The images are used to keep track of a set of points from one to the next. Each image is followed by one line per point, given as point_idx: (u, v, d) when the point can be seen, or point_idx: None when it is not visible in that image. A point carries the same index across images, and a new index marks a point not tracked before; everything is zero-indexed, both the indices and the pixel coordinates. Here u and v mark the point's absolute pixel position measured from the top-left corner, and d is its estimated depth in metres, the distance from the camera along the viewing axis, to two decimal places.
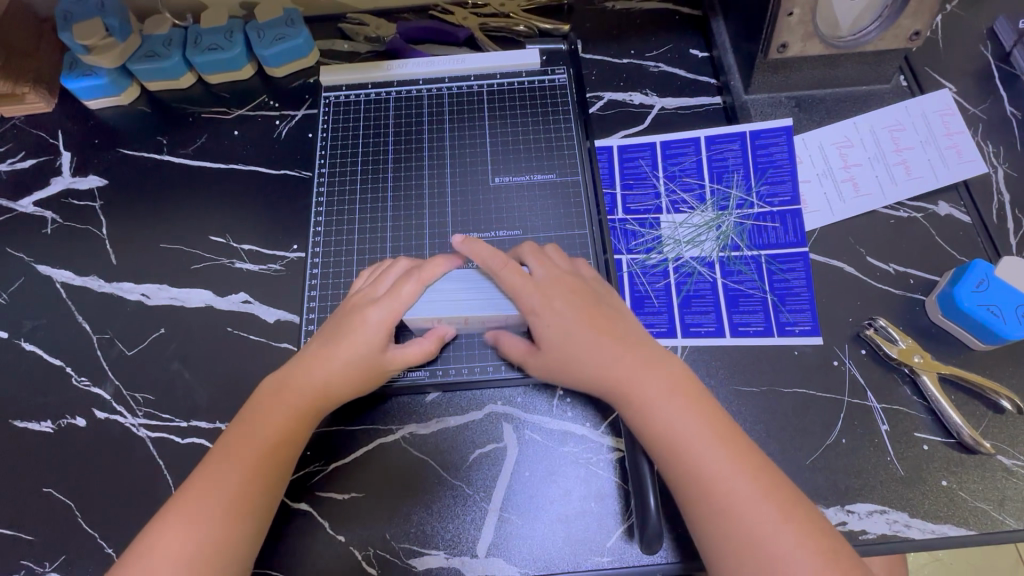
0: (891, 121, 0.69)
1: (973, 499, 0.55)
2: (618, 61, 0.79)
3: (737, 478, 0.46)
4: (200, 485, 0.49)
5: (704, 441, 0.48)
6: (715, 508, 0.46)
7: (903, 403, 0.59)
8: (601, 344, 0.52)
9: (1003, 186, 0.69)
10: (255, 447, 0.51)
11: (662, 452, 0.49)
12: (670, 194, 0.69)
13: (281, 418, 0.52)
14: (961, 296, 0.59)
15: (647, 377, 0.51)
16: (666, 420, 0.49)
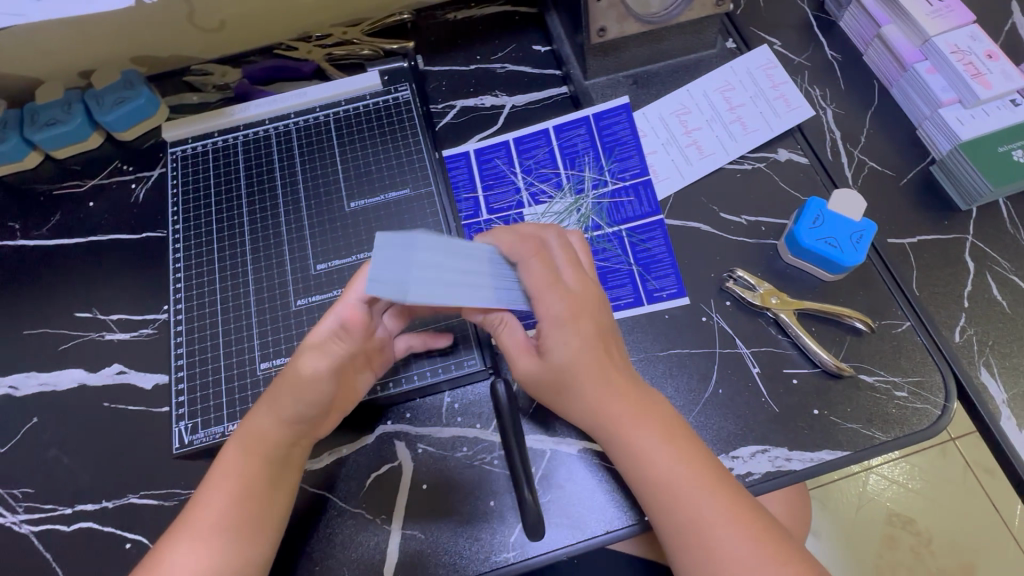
0: (720, 83, 0.73)
1: (844, 421, 0.59)
2: (466, 69, 0.81)
3: (721, 524, 0.46)
4: (205, 499, 0.49)
5: (694, 485, 0.48)
6: (701, 549, 0.46)
7: (770, 344, 0.62)
8: (607, 381, 0.51)
9: (833, 124, 0.74)
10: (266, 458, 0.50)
11: (653, 496, 0.48)
12: (530, 187, 0.71)
13: (279, 434, 0.51)
14: (801, 234, 0.63)
15: (643, 417, 0.50)
16: (660, 457, 0.49)
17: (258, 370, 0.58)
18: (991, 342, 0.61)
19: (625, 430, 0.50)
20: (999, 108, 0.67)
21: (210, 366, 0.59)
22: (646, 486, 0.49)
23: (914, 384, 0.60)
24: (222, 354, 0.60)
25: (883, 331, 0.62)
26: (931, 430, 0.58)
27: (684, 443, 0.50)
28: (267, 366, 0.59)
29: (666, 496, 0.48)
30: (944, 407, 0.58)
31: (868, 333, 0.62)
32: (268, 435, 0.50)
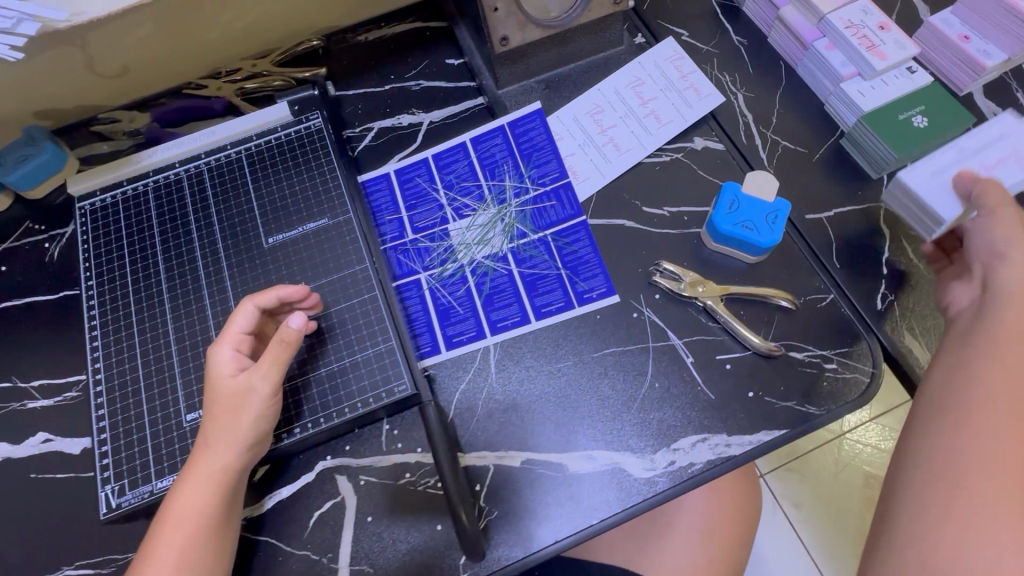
0: (630, 80, 0.74)
1: (779, 400, 0.59)
2: (382, 90, 0.80)
3: (1002, 518, 0.45)
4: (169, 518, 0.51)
5: (1015, 463, 0.46)
6: (933, 521, 0.46)
7: (702, 332, 0.62)
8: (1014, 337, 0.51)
9: (745, 108, 0.75)
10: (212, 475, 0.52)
11: (955, 449, 0.48)
12: (452, 202, 0.70)
13: (218, 466, 0.52)
14: (719, 220, 0.63)
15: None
16: (1008, 444, 0.47)
17: (184, 422, 0.57)
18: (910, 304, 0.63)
19: (1006, 375, 0.49)
20: (896, 77, 0.69)
21: (134, 423, 0.57)
22: (953, 424, 0.49)
23: (842, 355, 0.61)
24: (146, 410, 0.58)
25: (808, 306, 0.63)
26: (862, 398, 0.59)
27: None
28: (193, 416, 0.57)
29: (968, 461, 0.47)
30: (872, 374, 0.60)
31: (794, 310, 0.63)
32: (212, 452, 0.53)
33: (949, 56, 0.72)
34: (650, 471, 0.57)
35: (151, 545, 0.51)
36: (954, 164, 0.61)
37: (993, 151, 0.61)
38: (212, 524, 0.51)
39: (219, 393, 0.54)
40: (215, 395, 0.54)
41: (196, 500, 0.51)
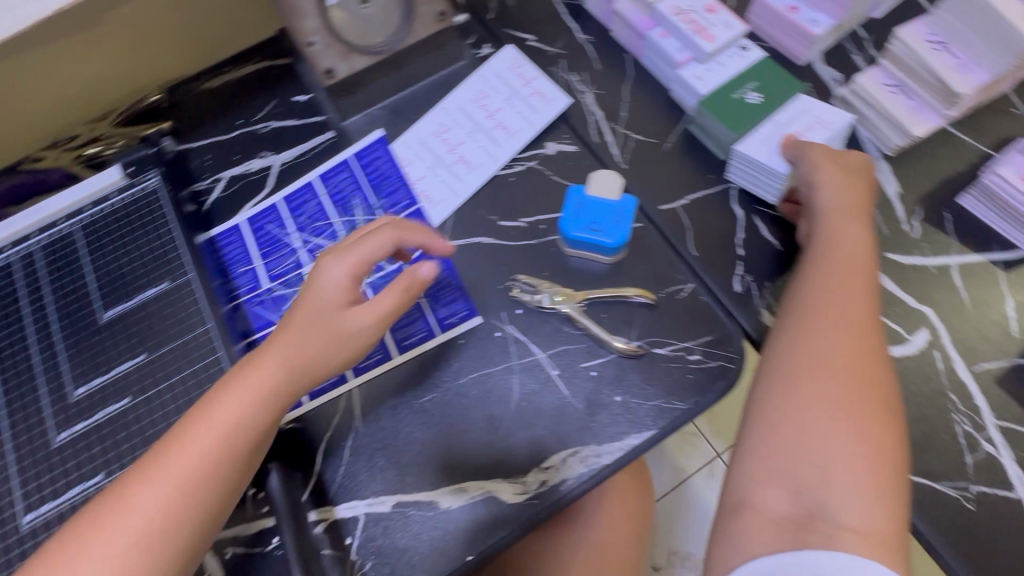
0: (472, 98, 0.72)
1: (647, 401, 0.58)
2: (230, 136, 0.77)
3: (838, 415, 0.45)
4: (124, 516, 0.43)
5: (853, 358, 0.47)
6: (779, 420, 0.47)
7: (567, 342, 0.61)
8: (847, 254, 0.52)
9: (594, 106, 0.74)
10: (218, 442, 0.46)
11: (790, 351, 0.48)
12: (306, 244, 0.68)
13: (193, 463, 0.45)
14: (567, 226, 0.63)
15: (856, 286, 0.50)
16: (844, 344, 0.47)
17: (21, 525, 0.53)
18: (768, 281, 0.63)
19: (827, 287, 0.50)
20: (731, 57, 0.70)
21: None
22: (788, 333, 0.50)
23: (705, 344, 0.60)
24: None
25: (669, 299, 0.62)
26: (727, 385, 0.58)
27: (865, 315, 0.49)
28: (31, 517, 0.53)
29: (808, 360, 0.47)
30: (736, 358, 0.59)
31: (655, 306, 0.62)
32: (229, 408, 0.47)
33: (782, 29, 0.72)
34: (522, 494, 0.55)
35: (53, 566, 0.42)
36: (775, 133, 0.64)
37: (801, 120, 0.65)
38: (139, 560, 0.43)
39: (260, 378, 0.49)
40: (292, 342, 0.50)
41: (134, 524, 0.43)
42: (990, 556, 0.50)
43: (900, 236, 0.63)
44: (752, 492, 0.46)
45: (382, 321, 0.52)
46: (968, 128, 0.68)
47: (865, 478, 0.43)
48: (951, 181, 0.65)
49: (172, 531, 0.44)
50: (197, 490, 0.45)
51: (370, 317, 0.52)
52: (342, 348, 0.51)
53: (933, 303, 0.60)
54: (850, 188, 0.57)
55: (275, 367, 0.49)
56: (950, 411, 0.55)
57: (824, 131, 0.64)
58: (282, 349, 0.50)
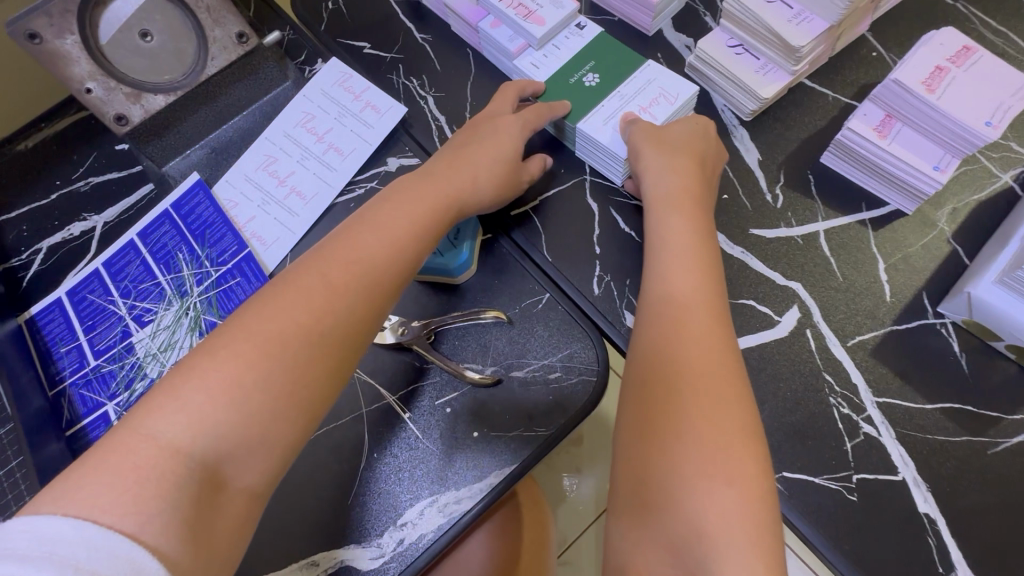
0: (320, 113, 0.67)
1: (507, 432, 0.53)
2: (48, 201, 0.70)
3: (704, 446, 0.37)
4: (272, 323, 0.40)
5: (704, 366, 0.40)
6: (639, 459, 0.39)
7: (416, 380, 0.56)
8: (693, 245, 0.47)
9: (436, 111, 0.68)
10: (372, 257, 0.45)
11: (642, 381, 0.42)
12: (131, 310, 0.62)
13: (342, 275, 0.43)
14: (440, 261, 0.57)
15: (702, 283, 0.44)
16: (700, 354, 0.41)
17: None
18: (628, 279, 0.57)
19: (670, 291, 0.44)
20: (566, 38, 0.64)
21: None
22: (641, 356, 0.43)
23: (566, 360, 0.55)
24: None
25: (524, 314, 0.57)
26: (592, 401, 0.53)
27: (709, 311, 0.43)
28: None
29: (661, 385, 0.40)
30: (598, 371, 0.54)
31: (509, 325, 0.57)
32: (364, 234, 0.46)
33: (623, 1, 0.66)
34: (378, 559, 0.50)
35: (177, 403, 0.36)
36: (618, 111, 0.60)
37: (645, 94, 0.60)
38: (232, 441, 0.36)
39: (426, 193, 0.50)
40: (471, 165, 0.54)
41: (269, 364, 0.38)
42: (876, 549, 0.46)
43: (763, 209, 0.58)
44: (632, 553, 0.38)
45: (513, 181, 0.57)
46: (826, 80, 0.63)
47: (744, 519, 0.35)
48: (813, 140, 0.61)
49: (263, 423, 0.37)
50: (304, 364, 0.39)
51: (533, 168, 0.59)
52: (507, 194, 0.57)
53: (802, 277, 0.55)
54: (679, 174, 0.51)
55: (453, 176, 0.53)
56: (827, 394, 0.51)
57: (668, 106, 0.59)
58: (452, 165, 0.53)
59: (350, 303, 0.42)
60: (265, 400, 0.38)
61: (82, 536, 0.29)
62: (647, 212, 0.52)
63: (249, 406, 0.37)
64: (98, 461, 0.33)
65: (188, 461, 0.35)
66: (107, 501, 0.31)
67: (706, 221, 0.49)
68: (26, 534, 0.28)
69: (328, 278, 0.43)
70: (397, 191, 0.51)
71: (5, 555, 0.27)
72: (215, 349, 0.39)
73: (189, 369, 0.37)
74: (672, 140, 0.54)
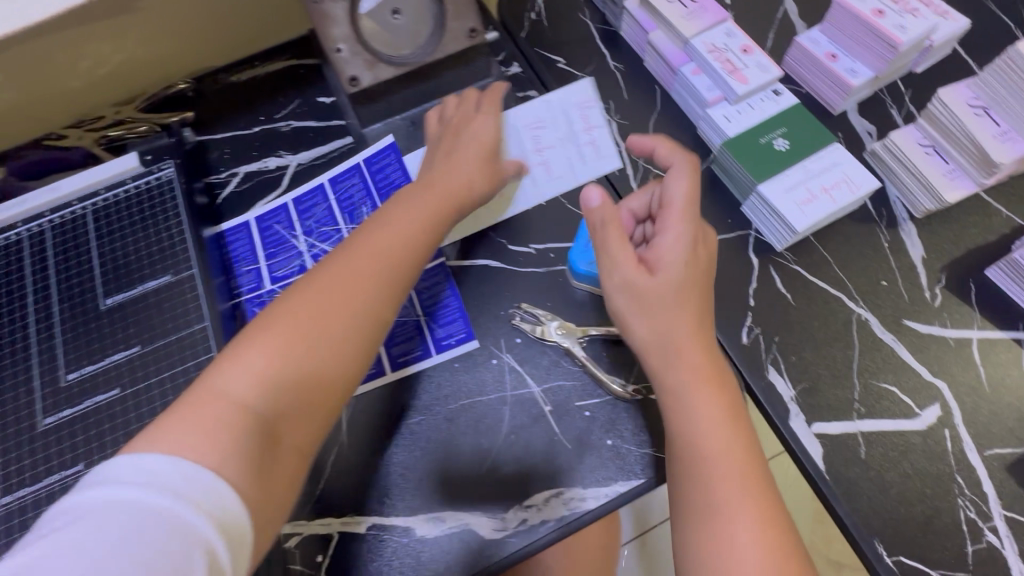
0: (463, 96, 0.68)
1: (638, 447, 0.56)
2: (249, 132, 0.77)
3: None
4: (280, 322, 0.46)
5: (767, 554, 0.45)
6: None
7: (561, 377, 0.60)
8: (720, 422, 0.50)
9: (618, 136, 0.73)
10: (385, 252, 0.51)
11: (694, 556, 0.46)
12: (311, 249, 0.68)
13: (353, 272, 0.49)
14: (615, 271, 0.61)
15: (731, 465, 0.48)
16: (746, 545, 0.45)
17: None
18: (777, 337, 0.60)
19: (694, 481, 0.48)
20: (762, 101, 0.68)
21: None
22: (694, 538, 0.47)
23: None
24: None
25: None
26: None
27: (755, 493, 0.47)
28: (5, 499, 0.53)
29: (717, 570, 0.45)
30: None
31: None
32: (359, 248, 0.51)
33: (819, 75, 0.70)
34: (500, 531, 0.54)
35: (225, 382, 0.43)
36: (799, 184, 0.63)
37: (830, 175, 0.63)
38: (288, 400, 0.44)
39: (428, 201, 0.56)
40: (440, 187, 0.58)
41: (314, 345, 0.46)
42: None
43: (919, 303, 0.61)
44: None
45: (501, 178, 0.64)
46: (1003, 197, 0.65)
47: None
48: (980, 251, 0.63)
49: (311, 384, 0.45)
50: (339, 340, 0.46)
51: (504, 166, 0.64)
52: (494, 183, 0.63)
53: (948, 377, 0.57)
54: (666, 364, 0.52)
55: (446, 188, 0.58)
56: (955, 495, 0.53)
57: (848, 193, 0.63)
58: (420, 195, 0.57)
59: (349, 314, 0.47)
60: (299, 373, 0.45)
61: (169, 464, 0.36)
62: (664, 398, 0.52)
63: (293, 373, 0.44)
64: (188, 416, 0.40)
65: (254, 420, 0.42)
66: (196, 447, 0.38)
67: (726, 391, 0.51)
68: (129, 467, 0.35)
69: (331, 297, 0.47)
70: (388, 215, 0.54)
71: (138, 480, 0.35)
72: (264, 329, 0.45)
73: (229, 354, 0.44)
74: (649, 310, 0.53)
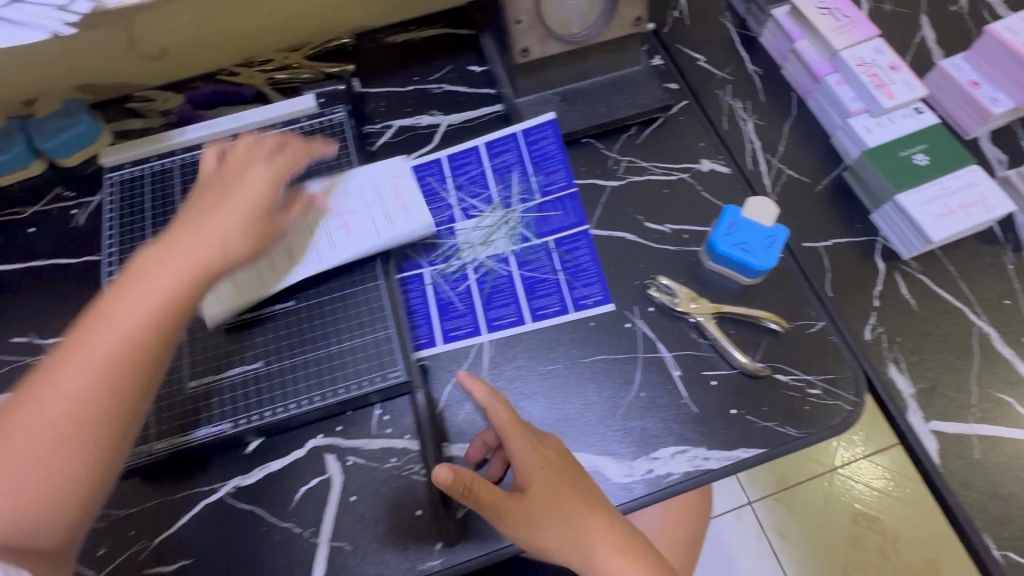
0: None
1: (760, 420, 0.61)
2: (404, 90, 0.83)
3: None
4: (63, 362, 0.45)
5: None
6: None
7: (691, 347, 0.64)
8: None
9: (753, 135, 0.77)
10: (161, 295, 0.48)
11: None
12: (461, 202, 0.73)
13: (156, 295, 0.48)
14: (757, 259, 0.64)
15: None
16: None
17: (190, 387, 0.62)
18: (899, 337, 0.64)
19: None
20: (903, 117, 0.71)
21: None
22: None
23: (825, 382, 0.62)
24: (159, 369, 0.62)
25: (798, 332, 0.64)
26: (842, 425, 0.60)
27: None
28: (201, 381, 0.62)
29: None
30: (854, 402, 0.61)
31: (782, 335, 0.64)
32: (145, 274, 0.49)
33: (957, 100, 0.74)
34: (628, 476, 0.59)
35: (26, 402, 0.44)
36: (936, 198, 0.66)
37: (968, 193, 0.66)
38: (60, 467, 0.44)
39: (201, 228, 0.54)
40: (214, 231, 0.54)
41: (41, 426, 0.43)
42: None
43: None
44: None
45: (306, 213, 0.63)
46: None
47: None
48: None
49: (91, 447, 0.45)
50: (122, 381, 0.46)
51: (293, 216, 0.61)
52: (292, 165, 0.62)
53: None
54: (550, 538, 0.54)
55: (238, 206, 0.56)
56: None
57: (983, 213, 0.66)
58: (222, 211, 0.56)
59: (130, 349, 0.46)
60: (88, 413, 0.44)
61: None
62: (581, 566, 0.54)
63: (54, 432, 0.43)
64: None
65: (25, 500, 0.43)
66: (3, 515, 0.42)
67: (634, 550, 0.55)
68: None
69: (111, 326, 0.46)
70: (150, 266, 0.50)
71: None
72: (49, 379, 0.44)
73: (26, 392, 0.45)
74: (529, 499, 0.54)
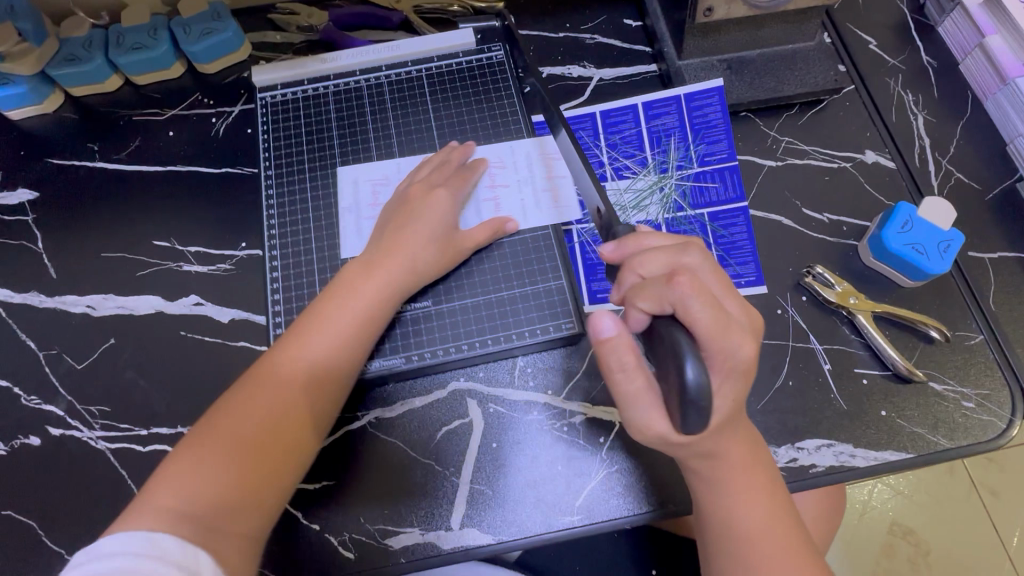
0: None
1: (911, 425, 0.60)
2: (555, 36, 0.79)
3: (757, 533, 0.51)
4: (269, 394, 0.51)
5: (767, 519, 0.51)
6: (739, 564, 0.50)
7: (842, 343, 0.63)
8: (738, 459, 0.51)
9: (922, 131, 0.73)
10: (359, 310, 0.56)
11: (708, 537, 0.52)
12: (613, 162, 0.71)
13: (371, 304, 0.57)
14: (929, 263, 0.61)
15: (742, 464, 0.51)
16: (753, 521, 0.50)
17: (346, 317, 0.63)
18: None
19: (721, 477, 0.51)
20: None
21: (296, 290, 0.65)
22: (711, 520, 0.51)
23: (980, 397, 0.60)
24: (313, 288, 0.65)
25: (957, 342, 0.63)
26: (993, 442, 0.59)
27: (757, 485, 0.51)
28: None
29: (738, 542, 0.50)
30: (1009, 422, 0.59)
31: (940, 344, 0.62)
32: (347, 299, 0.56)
33: None
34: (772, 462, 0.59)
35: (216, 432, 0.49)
36: None
37: None
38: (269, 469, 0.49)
39: (408, 238, 0.59)
40: (411, 246, 0.59)
41: (297, 362, 0.53)
42: None
43: None
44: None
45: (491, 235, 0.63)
46: None
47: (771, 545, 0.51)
48: None
49: (286, 425, 0.51)
50: (322, 382, 0.53)
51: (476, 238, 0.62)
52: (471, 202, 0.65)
53: None
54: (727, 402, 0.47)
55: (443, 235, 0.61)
56: None
57: None
58: (421, 233, 0.60)
59: (352, 342, 0.55)
60: (301, 409, 0.51)
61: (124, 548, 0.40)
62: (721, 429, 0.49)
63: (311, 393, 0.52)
64: (179, 461, 0.47)
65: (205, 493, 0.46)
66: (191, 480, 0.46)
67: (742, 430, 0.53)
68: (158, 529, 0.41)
69: (291, 367, 0.52)
70: (374, 261, 0.58)
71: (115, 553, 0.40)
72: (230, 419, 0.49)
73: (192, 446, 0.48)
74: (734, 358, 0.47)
